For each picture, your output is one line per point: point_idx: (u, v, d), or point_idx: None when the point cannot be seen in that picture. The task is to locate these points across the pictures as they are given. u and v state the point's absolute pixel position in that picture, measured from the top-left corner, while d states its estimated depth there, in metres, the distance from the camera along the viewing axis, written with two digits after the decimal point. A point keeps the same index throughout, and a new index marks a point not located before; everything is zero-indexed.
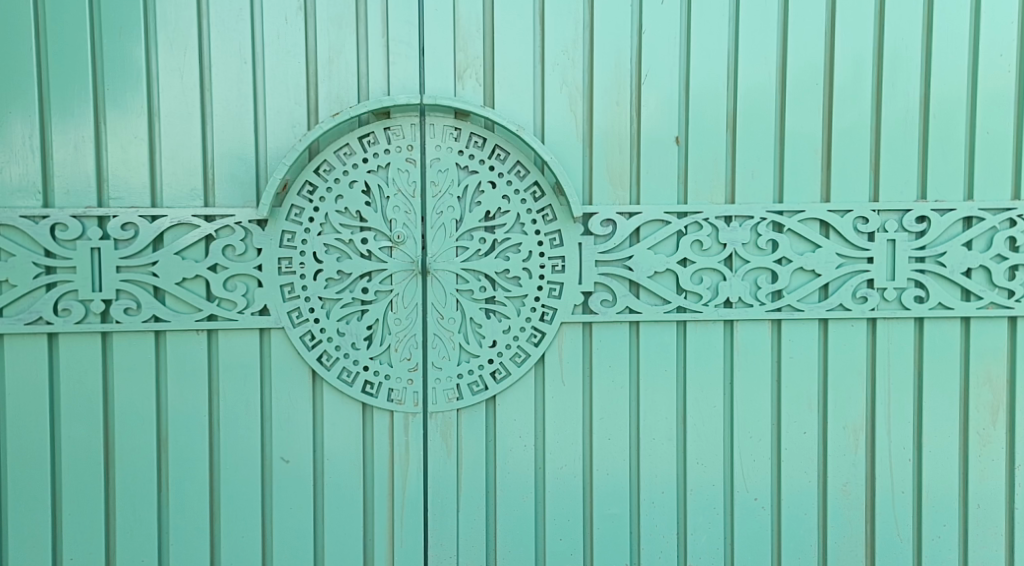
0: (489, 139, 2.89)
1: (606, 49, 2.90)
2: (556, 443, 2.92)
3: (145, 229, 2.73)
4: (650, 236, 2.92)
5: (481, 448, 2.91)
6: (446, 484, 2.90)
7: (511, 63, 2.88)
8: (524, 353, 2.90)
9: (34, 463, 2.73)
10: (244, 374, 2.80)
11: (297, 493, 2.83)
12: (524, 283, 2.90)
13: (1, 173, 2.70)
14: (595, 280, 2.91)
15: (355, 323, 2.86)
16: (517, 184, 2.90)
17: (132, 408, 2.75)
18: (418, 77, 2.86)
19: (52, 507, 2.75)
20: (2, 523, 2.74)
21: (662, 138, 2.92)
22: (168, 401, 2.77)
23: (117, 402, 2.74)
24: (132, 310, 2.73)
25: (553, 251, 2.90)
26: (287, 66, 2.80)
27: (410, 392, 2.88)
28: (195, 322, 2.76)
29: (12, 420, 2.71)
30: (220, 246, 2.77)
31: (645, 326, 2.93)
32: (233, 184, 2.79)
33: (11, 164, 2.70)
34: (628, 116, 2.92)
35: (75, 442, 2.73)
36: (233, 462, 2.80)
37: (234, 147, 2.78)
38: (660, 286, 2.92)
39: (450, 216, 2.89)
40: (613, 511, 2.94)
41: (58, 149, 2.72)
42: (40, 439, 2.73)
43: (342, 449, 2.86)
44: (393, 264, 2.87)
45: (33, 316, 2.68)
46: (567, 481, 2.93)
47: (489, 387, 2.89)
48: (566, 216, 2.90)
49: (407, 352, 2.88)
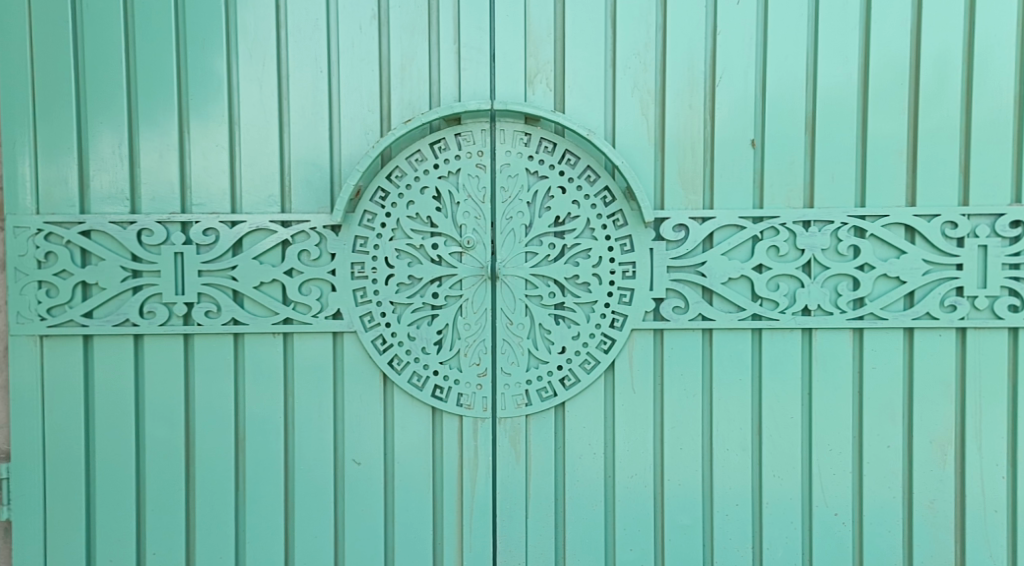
0: (559, 144, 2.88)
1: (680, 51, 2.85)
2: (626, 452, 2.88)
3: (225, 234, 2.80)
4: (724, 241, 2.85)
5: (550, 454, 2.89)
6: (515, 490, 2.89)
7: (582, 67, 2.86)
8: (593, 359, 2.88)
9: (119, 461, 2.80)
10: (317, 377, 2.85)
11: (367, 496, 2.86)
12: (594, 289, 2.87)
13: (92, 181, 2.77)
14: (667, 286, 2.86)
15: (425, 327, 2.88)
16: (587, 189, 2.88)
17: (212, 408, 2.82)
18: (488, 83, 2.87)
19: (136, 503, 2.81)
20: (88, 518, 2.81)
21: (737, 142, 2.85)
22: (246, 401, 2.83)
23: (198, 401, 2.81)
24: (213, 313, 2.81)
25: (624, 256, 2.86)
26: (361, 74, 2.84)
27: (479, 397, 2.89)
28: (272, 325, 2.82)
29: (99, 418, 2.78)
30: (296, 251, 2.83)
31: (719, 334, 2.86)
32: (308, 191, 2.84)
33: (101, 172, 2.78)
34: (701, 119, 2.86)
35: (158, 440, 2.80)
36: (307, 462, 2.84)
37: (310, 155, 2.84)
38: (734, 293, 2.85)
39: (520, 221, 2.89)
40: (686, 522, 2.88)
41: (145, 158, 2.79)
42: (124, 436, 2.79)
43: (412, 454, 2.88)
44: (462, 269, 2.89)
45: (120, 318, 2.76)
46: (637, 490, 2.88)
47: (558, 393, 2.87)
48: (637, 221, 2.86)
49: (477, 357, 2.89)
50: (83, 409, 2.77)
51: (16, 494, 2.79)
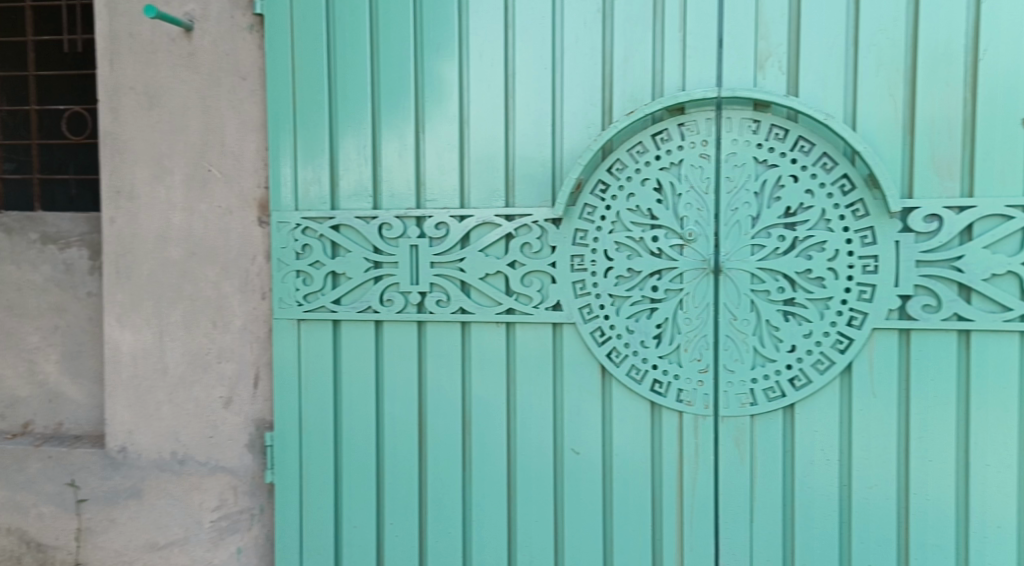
0: (792, 131, 2.72)
1: (935, 26, 2.60)
2: (866, 459, 2.70)
3: (455, 228, 2.94)
4: (987, 233, 2.57)
5: (778, 457, 2.76)
6: (739, 491, 2.79)
7: (820, 47, 2.68)
8: (827, 360, 2.70)
9: (360, 438, 2.98)
10: (538, 367, 2.91)
11: (587, 485, 2.89)
12: (830, 284, 2.69)
13: (341, 181, 3.00)
14: (916, 283, 2.61)
15: (644, 321, 2.85)
16: (822, 178, 2.70)
17: (442, 392, 2.96)
18: (715, 70, 2.77)
19: (375, 478, 2.98)
20: (335, 490, 2.99)
21: (1004, 122, 2.56)
22: (473, 387, 2.95)
23: (430, 386, 2.96)
24: (443, 302, 2.95)
25: (865, 249, 2.65)
26: (585, 68, 2.85)
27: (701, 394, 2.80)
28: (496, 315, 2.92)
29: (344, 397, 2.98)
30: (519, 243, 2.90)
31: (978, 336, 2.59)
32: (532, 185, 2.90)
33: (348, 172, 2.99)
34: (961, 99, 2.60)
35: (396, 420, 2.97)
36: (530, 449, 2.92)
37: (534, 149, 2.90)
38: (999, 290, 2.57)
39: (746, 213, 2.76)
40: (935, 541, 2.66)
41: (385, 157, 2.98)
42: (365, 415, 2.98)
43: (631, 447, 2.86)
44: (684, 262, 2.81)
45: (364, 305, 2.97)
46: (878, 501, 2.69)
47: (787, 394, 2.73)
48: (880, 211, 2.64)
49: (698, 353, 2.80)
50: (331, 388, 2.98)
51: (277, 463, 2.97)
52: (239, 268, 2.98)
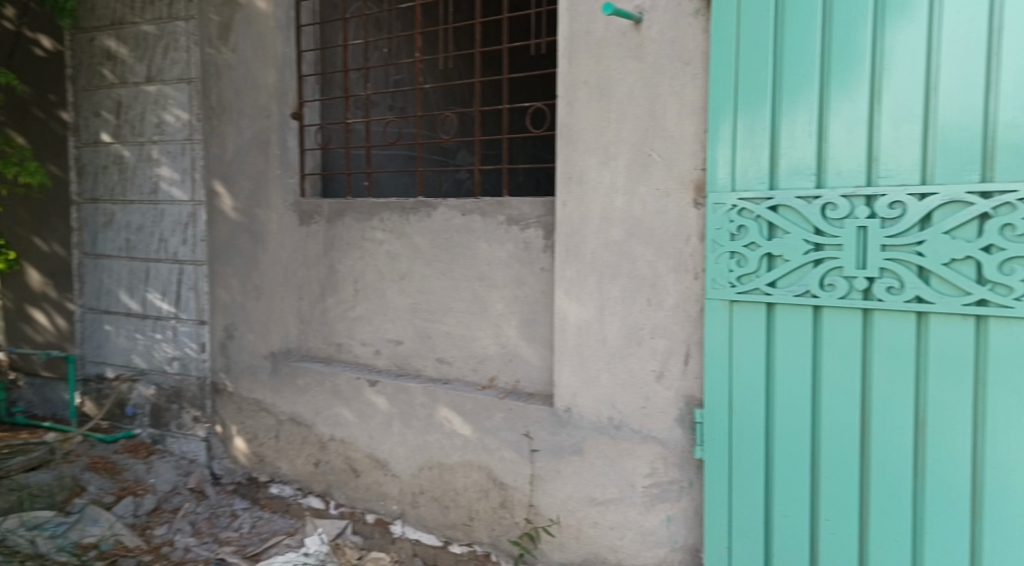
0: None
1: None
2: None
3: (914, 207, 2.03)
4: None
5: None
6: None
7: None
8: None
9: (790, 454, 2.31)
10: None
11: None
12: None
13: (786, 129, 2.26)
14: None
15: None
16: None
17: (891, 398, 2.12)
18: None
19: (810, 510, 2.29)
20: (759, 513, 2.38)
21: None
22: (932, 393, 2.05)
23: (876, 390, 2.14)
24: (895, 289, 2.08)
25: None
26: None
27: None
28: (965, 309, 1.98)
29: (778, 403, 2.33)
30: (999, 225, 1.92)
31: None
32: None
33: (793, 121, 2.25)
34: None
35: (834, 433, 2.22)
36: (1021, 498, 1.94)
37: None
38: None
39: None
40: None
41: (837, 93, 2.16)
42: (795, 425, 2.29)
43: None
44: None
45: (802, 289, 2.24)
46: None
47: None
48: None
49: None
50: (761, 396, 2.34)
51: (708, 475, 2.48)
52: (672, 248, 2.55)
